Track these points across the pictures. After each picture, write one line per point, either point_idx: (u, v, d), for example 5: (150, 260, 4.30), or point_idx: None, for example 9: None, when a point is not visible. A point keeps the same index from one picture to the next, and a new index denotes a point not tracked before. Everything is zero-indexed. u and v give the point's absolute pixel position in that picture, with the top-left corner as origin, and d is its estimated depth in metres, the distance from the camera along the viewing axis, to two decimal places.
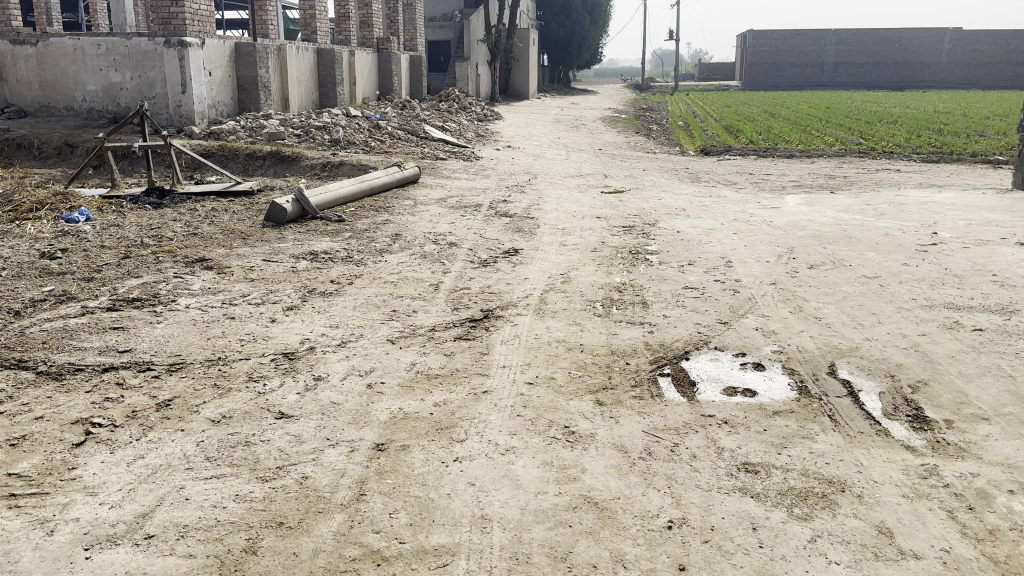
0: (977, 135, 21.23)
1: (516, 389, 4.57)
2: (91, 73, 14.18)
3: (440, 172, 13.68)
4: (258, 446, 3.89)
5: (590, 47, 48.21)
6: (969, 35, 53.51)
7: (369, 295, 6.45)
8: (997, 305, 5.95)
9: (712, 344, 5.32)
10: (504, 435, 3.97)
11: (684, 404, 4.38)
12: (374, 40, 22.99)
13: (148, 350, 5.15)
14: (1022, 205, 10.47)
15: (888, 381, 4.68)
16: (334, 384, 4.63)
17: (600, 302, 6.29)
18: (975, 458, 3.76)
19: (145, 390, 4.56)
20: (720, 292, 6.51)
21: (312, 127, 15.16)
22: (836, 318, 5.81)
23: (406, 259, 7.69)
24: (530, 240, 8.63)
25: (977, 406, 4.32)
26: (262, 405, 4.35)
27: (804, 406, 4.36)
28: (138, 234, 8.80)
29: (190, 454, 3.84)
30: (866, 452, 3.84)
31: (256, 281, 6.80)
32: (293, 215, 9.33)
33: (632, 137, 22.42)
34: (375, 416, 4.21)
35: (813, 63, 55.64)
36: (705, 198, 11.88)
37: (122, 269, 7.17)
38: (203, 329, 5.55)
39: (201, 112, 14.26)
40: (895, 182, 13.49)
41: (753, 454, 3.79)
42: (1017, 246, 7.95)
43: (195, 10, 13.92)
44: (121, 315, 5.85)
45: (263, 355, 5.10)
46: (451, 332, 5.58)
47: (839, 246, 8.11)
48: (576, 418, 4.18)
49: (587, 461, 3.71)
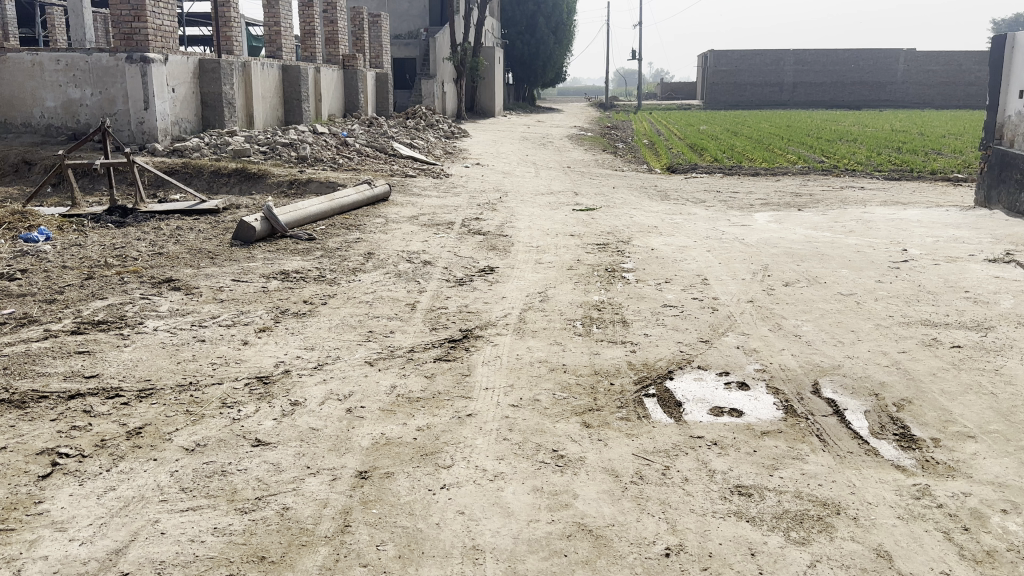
0: (935, 154, 21.75)
1: (500, 412, 4.47)
2: (50, 89, 13.84)
3: (410, 190, 13.57)
4: (235, 476, 3.74)
5: (555, 67, 48.54)
6: (923, 56, 55.04)
7: (344, 316, 6.31)
8: (973, 322, 6.01)
9: (695, 363, 5.28)
10: (491, 460, 3.87)
11: (672, 426, 4.32)
12: (340, 57, 22.86)
13: (115, 375, 4.95)
14: (986, 222, 10.67)
15: (873, 400, 4.66)
16: (312, 409, 4.48)
17: (579, 321, 6.23)
18: (966, 477, 3.75)
19: (114, 418, 4.37)
20: (698, 310, 6.50)
21: (279, 144, 14.98)
22: (815, 335, 5.81)
23: (381, 278, 7.56)
24: (505, 258, 8.55)
25: (962, 424, 4.33)
26: (238, 432, 4.20)
27: (792, 426, 4.32)
28: (101, 254, 8.55)
29: (165, 484, 3.67)
30: (858, 472, 3.80)
31: (225, 302, 6.63)
32: (262, 233, 9.15)
33: (600, 155, 22.53)
34: (356, 442, 4.08)
35: (773, 83, 56.65)
36: (676, 216, 11.92)
37: (85, 291, 6.94)
38: (173, 353, 5.37)
39: (164, 129, 14.00)
40: (860, 200, 13.70)
41: (745, 476, 3.73)
42: (985, 262, 8.08)
43: (158, 25, 13.69)
44: (86, 338, 5.63)
45: (236, 379, 4.94)
46: (430, 353, 5.47)
47: (813, 263, 8.17)
48: (563, 441, 4.09)
49: (578, 486, 3.62)
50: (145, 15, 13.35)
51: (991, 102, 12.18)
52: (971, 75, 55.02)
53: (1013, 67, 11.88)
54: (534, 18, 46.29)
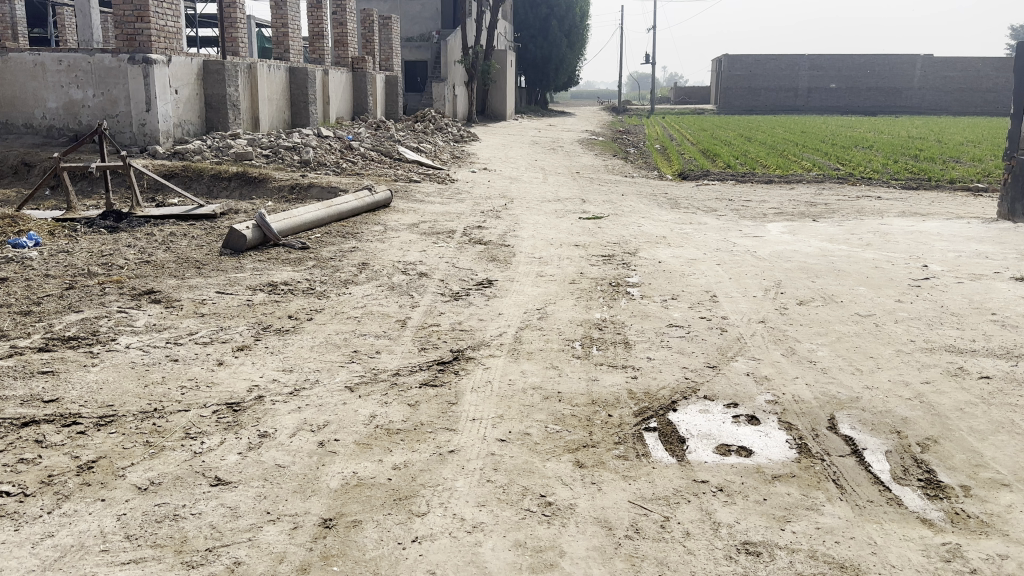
0: (952, 162, 21.31)
1: (486, 447, 4.09)
2: (51, 89, 13.56)
3: (413, 195, 13.22)
4: (187, 522, 3.38)
5: (568, 70, 48.24)
6: (940, 62, 54.39)
7: (329, 333, 5.95)
8: (1002, 349, 5.59)
9: (701, 393, 4.87)
10: (471, 507, 3.49)
11: (674, 467, 3.92)
12: (349, 59, 22.54)
13: (77, 399, 4.60)
14: (1010, 237, 10.23)
15: (894, 438, 4.26)
16: (281, 442, 4.12)
17: (578, 341, 5.85)
18: (1002, 536, 3.34)
19: (66, 450, 4.02)
20: (707, 331, 6.10)
21: (281, 147, 14.69)
22: (832, 361, 5.41)
23: (373, 292, 7.20)
24: (505, 270, 8.18)
25: (995, 469, 3.92)
26: (197, 469, 3.84)
27: (806, 469, 3.93)
28: (86, 262, 8.22)
29: (109, 530, 3.32)
30: (879, 527, 3.41)
31: (206, 317, 6.28)
32: (254, 242, 8.81)
33: (610, 159, 22.18)
34: (324, 483, 3.71)
35: (787, 88, 56.15)
36: (687, 225, 11.53)
37: (63, 302, 6.61)
38: (141, 374, 5.01)
39: (165, 131, 13.73)
40: (876, 209, 13.27)
41: (754, 531, 3.35)
42: (1012, 281, 7.65)
43: (161, 26, 13.40)
44: (53, 357, 5.29)
45: (204, 406, 4.57)
46: (416, 377, 5.10)
47: (828, 279, 7.75)
48: (553, 485, 3.71)
49: (565, 542, 3.24)
50: (148, 15, 13.05)
51: (1016, 111, 11.74)
52: (989, 81, 54.20)
53: None
54: (547, 21, 45.92)
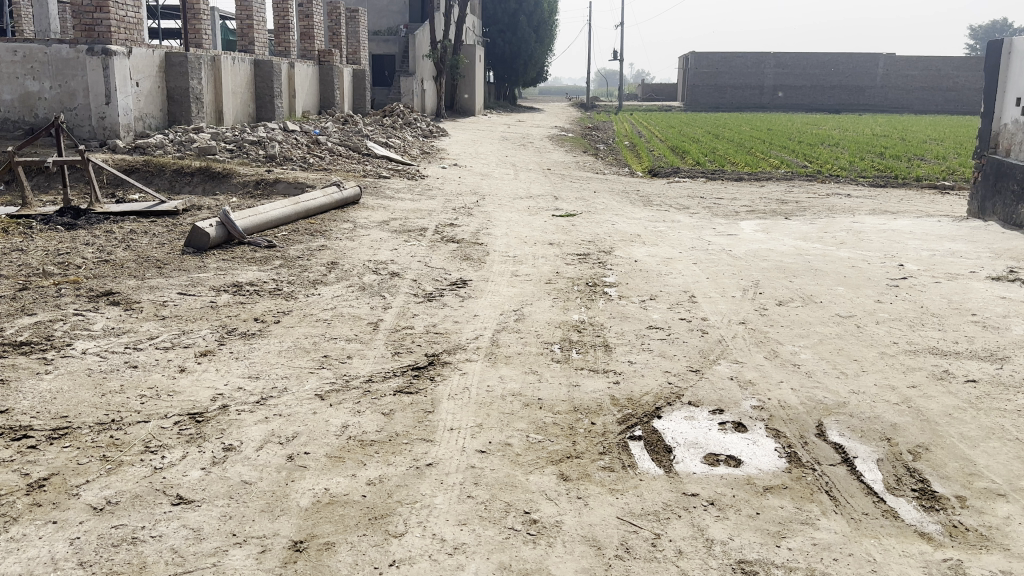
0: (918, 160, 21.48)
1: (465, 460, 3.90)
2: (5, 81, 12.97)
3: (383, 192, 12.97)
4: (146, 546, 3.14)
5: (536, 66, 48.10)
6: (902, 62, 55.20)
7: (298, 337, 5.70)
8: (986, 351, 5.52)
9: (685, 399, 4.72)
10: (453, 526, 3.30)
11: (662, 480, 3.76)
12: (315, 52, 22.12)
13: (27, 411, 4.31)
14: (982, 235, 10.25)
15: (885, 446, 4.15)
16: (247, 456, 3.88)
17: (557, 345, 5.67)
18: (1003, 550, 3.23)
19: (15, 466, 3.75)
20: (687, 333, 5.96)
21: (246, 142, 14.31)
22: (815, 365, 5.30)
23: (343, 292, 6.95)
24: (479, 269, 7.99)
25: (989, 478, 3.82)
26: (157, 486, 3.59)
27: (798, 479, 3.80)
28: (41, 261, 7.85)
29: (61, 557, 3.07)
30: (877, 542, 3.28)
31: (167, 320, 6.00)
32: (217, 239, 8.50)
33: (580, 156, 22.05)
34: (294, 501, 3.49)
35: (753, 85, 56.56)
36: (660, 223, 11.41)
37: (15, 304, 6.26)
38: (98, 382, 4.73)
39: (126, 124, 13.30)
40: (848, 208, 13.25)
41: (749, 548, 3.20)
42: (989, 281, 7.63)
43: (120, 17, 13.03)
44: (3, 364, 4.98)
45: (165, 416, 4.32)
46: (390, 384, 4.88)
47: (806, 279, 7.65)
48: (538, 501, 3.53)
49: (553, 564, 3.06)
50: (107, 5, 12.68)
51: (987, 109, 11.78)
52: (948, 80, 55.15)
53: (1010, 70, 11.41)
54: (516, 16, 45.74)
